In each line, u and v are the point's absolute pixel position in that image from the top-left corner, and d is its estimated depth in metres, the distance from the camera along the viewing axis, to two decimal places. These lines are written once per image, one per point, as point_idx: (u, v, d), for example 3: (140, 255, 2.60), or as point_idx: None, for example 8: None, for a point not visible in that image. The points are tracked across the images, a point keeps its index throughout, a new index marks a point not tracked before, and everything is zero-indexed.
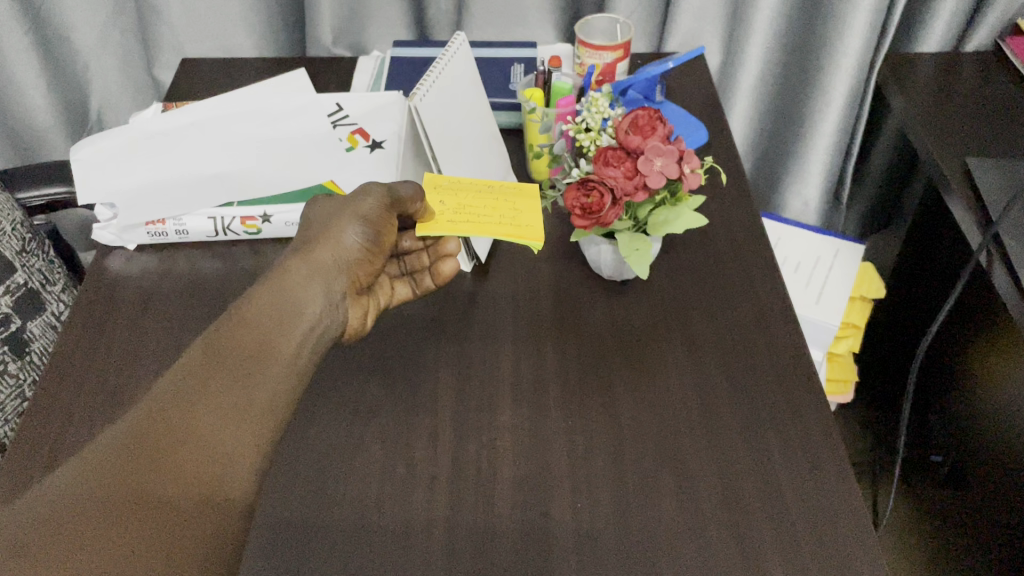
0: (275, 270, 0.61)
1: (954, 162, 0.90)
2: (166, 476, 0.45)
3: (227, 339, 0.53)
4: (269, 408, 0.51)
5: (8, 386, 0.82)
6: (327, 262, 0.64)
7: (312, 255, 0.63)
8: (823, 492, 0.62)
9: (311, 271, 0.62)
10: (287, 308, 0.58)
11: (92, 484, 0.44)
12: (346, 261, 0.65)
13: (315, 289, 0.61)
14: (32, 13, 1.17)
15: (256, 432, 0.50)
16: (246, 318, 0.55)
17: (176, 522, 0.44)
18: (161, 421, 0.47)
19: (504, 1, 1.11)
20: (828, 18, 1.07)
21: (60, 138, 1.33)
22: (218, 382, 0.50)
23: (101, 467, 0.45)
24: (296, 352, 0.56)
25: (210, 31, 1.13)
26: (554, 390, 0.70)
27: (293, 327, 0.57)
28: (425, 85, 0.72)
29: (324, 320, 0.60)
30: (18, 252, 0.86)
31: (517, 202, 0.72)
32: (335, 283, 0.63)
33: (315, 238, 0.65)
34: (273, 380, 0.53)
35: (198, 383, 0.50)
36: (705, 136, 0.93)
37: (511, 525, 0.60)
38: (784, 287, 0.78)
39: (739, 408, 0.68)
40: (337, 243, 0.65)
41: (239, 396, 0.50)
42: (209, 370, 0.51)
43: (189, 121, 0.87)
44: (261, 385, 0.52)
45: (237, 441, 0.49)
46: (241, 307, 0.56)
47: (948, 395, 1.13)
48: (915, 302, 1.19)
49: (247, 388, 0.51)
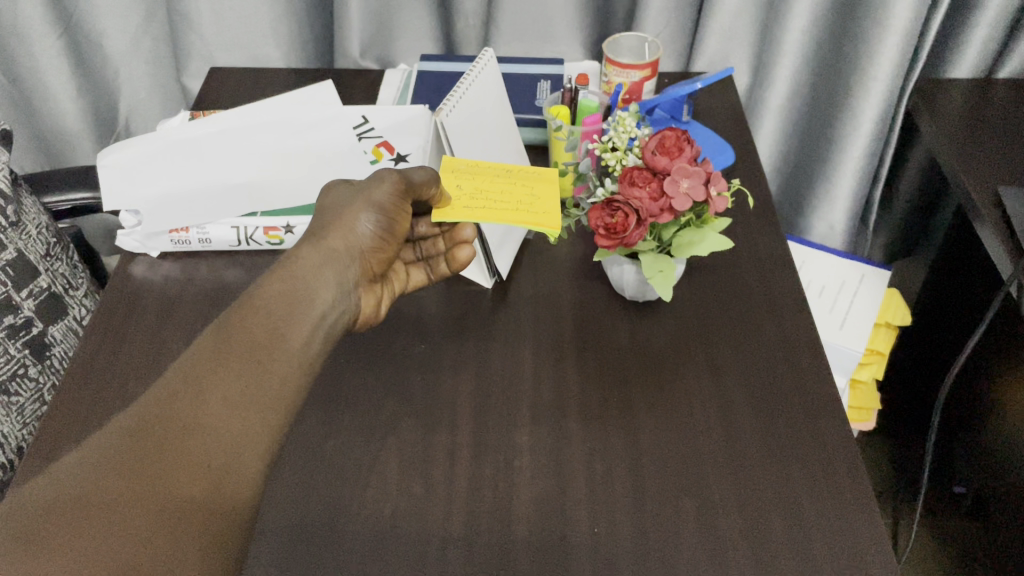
0: (287, 256, 0.61)
1: (985, 191, 0.88)
2: (171, 463, 0.45)
3: (236, 325, 0.53)
4: (277, 399, 0.51)
5: (28, 390, 0.83)
6: (338, 250, 0.64)
7: (324, 242, 0.63)
8: (847, 523, 0.61)
9: (322, 258, 0.62)
10: (299, 294, 0.57)
11: (96, 471, 0.44)
12: (357, 250, 0.65)
13: (328, 276, 0.61)
14: (65, 19, 1.19)
15: (264, 422, 0.49)
16: (255, 304, 0.55)
17: (181, 510, 0.43)
18: (168, 408, 0.47)
19: (532, 17, 1.11)
20: (859, 43, 1.06)
21: (88, 143, 1.34)
22: (227, 370, 0.50)
23: (107, 454, 0.44)
24: (305, 339, 0.55)
25: (240, 42, 1.14)
26: (574, 410, 0.69)
27: (304, 313, 0.56)
28: (450, 102, 0.72)
29: (336, 307, 0.60)
30: (43, 256, 0.86)
31: (535, 191, 0.70)
32: (347, 272, 0.63)
33: (328, 225, 0.65)
34: (281, 368, 0.52)
35: (207, 370, 0.50)
36: (732, 157, 0.92)
37: (528, 548, 0.60)
38: (809, 313, 0.77)
39: (763, 435, 0.67)
40: (349, 230, 0.65)
41: (247, 384, 0.50)
42: (218, 356, 0.50)
43: (214, 130, 0.85)
44: (270, 373, 0.51)
45: (244, 429, 0.48)
46: (251, 293, 0.56)
47: (972, 425, 1.11)
48: (940, 330, 1.18)
49: (255, 375, 0.51)
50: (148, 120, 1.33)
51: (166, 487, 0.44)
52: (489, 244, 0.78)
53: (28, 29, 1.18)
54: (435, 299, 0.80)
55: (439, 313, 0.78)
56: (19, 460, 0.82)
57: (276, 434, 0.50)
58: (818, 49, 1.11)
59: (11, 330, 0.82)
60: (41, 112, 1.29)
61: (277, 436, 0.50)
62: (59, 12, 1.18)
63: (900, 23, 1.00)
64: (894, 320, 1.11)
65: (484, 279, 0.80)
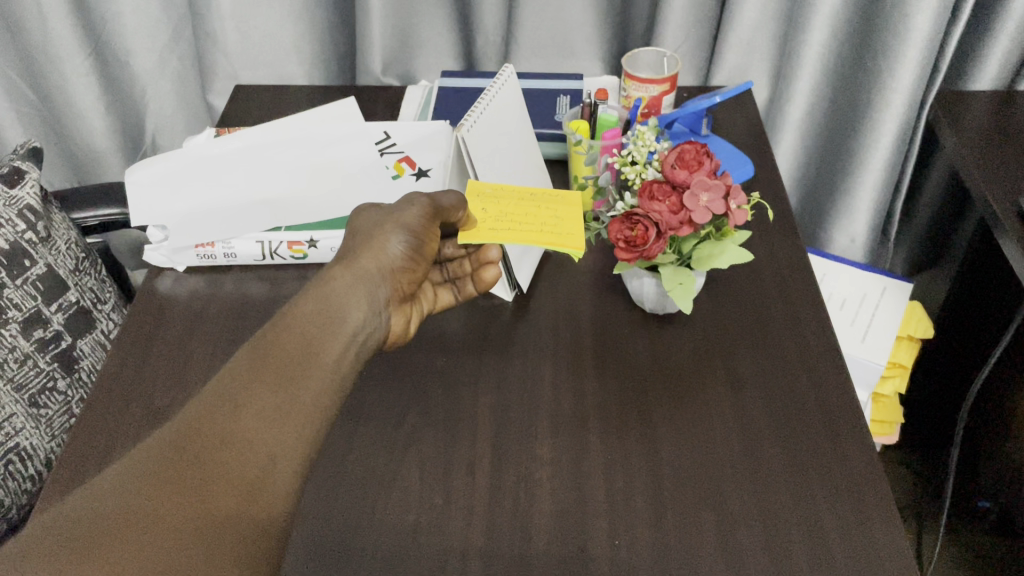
0: (320, 277, 0.62)
1: (1007, 202, 0.88)
2: (209, 478, 0.46)
3: (271, 344, 0.54)
4: (311, 413, 0.51)
5: (57, 402, 0.84)
6: (370, 271, 0.64)
7: (355, 264, 0.64)
8: (869, 536, 0.61)
9: (354, 278, 0.62)
10: (331, 314, 0.58)
11: (135, 484, 0.44)
12: (390, 270, 0.66)
13: (357, 297, 0.61)
14: (93, 39, 1.21)
15: (299, 435, 0.50)
16: (289, 325, 0.55)
17: (218, 522, 0.44)
18: (206, 425, 0.48)
19: (551, 33, 1.13)
20: (878, 55, 1.06)
21: (115, 160, 1.37)
22: (262, 387, 0.51)
23: (145, 470, 0.45)
24: (337, 357, 0.56)
25: (264, 60, 1.16)
26: (594, 422, 0.69)
27: (335, 332, 0.57)
28: (471, 117, 0.73)
29: (367, 326, 0.61)
30: (72, 271, 0.88)
31: (560, 213, 0.72)
32: (379, 291, 0.63)
33: (360, 247, 0.66)
34: (314, 385, 0.53)
35: (242, 388, 0.50)
36: (751, 171, 0.92)
37: (548, 559, 0.60)
38: (829, 325, 0.77)
39: (783, 446, 0.67)
40: (381, 252, 0.65)
41: (282, 399, 0.51)
42: (253, 374, 0.51)
43: (244, 149, 0.87)
44: (304, 389, 0.52)
45: (279, 443, 0.49)
46: (285, 314, 0.56)
47: (998, 439, 1.10)
48: (966, 342, 1.17)
49: (289, 391, 0.51)
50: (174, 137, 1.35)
51: (203, 501, 0.45)
52: (508, 257, 0.79)
53: (58, 49, 1.20)
54: (456, 312, 0.80)
55: (460, 326, 0.79)
56: (48, 472, 0.83)
57: (311, 447, 0.51)
58: (837, 63, 1.12)
59: (40, 343, 0.84)
60: (71, 129, 1.32)
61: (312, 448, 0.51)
62: (89, 31, 1.21)
63: (919, 35, 1.01)
64: (916, 332, 1.10)
65: (503, 293, 0.80)
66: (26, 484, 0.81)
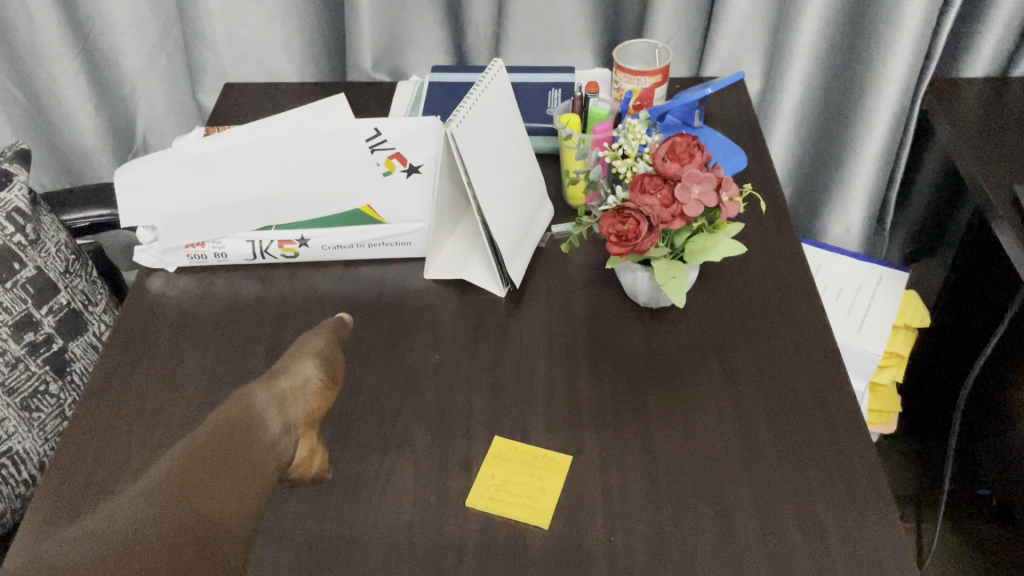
0: (237, 393, 0.59)
1: (1002, 190, 0.88)
2: (165, 549, 0.41)
3: (203, 441, 0.51)
4: (250, 504, 0.49)
5: (49, 405, 0.84)
6: (288, 392, 0.62)
7: (275, 383, 0.62)
8: (866, 528, 0.60)
9: (273, 399, 0.60)
10: (252, 420, 0.56)
11: (86, 553, 0.39)
12: (302, 393, 0.63)
13: (276, 409, 0.59)
14: (81, 39, 1.21)
15: (241, 522, 0.47)
16: (219, 437, 0.52)
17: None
18: (155, 502, 0.44)
19: (542, 26, 1.12)
20: (872, 44, 1.05)
21: (106, 160, 1.36)
22: (205, 474, 0.48)
23: (96, 542, 0.40)
24: (265, 459, 0.53)
25: (253, 57, 1.15)
26: (589, 417, 0.69)
27: (262, 443, 0.55)
28: (461, 112, 0.72)
29: (283, 442, 0.58)
30: (62, 273, 0.87)
31: None
32: (291, 409, 0.61)
33: (276, 372, 0.64)
34: (250, 479, 0.50)
35: (184, 472, 0.47)
36: (744, 162, 0.92)
37: (544, 556, 0.60)
38: (824, 316, 0.77)
39: (778, 438, 0.67)
40: (301, 372, 0.64)
41: (224, 485, 0.48)
42: (190, 463, 0.48)
43: (229, 145, 0.77)
44: (240, 480, 0.49)
45: (223, 524, 0.46)
46: (214, 423, 0.54)
47: (996, 427, 1.10)
48: (961, 332, 1.17)
49: (225, 479, 0.48)
50: (165, 136, 1.34)
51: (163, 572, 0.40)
52: (500, 253, 0.78)
53: (45, 49, 1.20)
54: (448, 309, 0.80)
55: (452, 323, 0.78)
56: (41, 476, 0.82)
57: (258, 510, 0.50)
58: (831, 52, 1.11)
59: (31, 346, 0.83)
60: (61, 131, 1.31)
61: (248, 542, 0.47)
62: (77, 32, 1.20)
63: (913, 23, 1.00)
64: (913, 321, 1.09)
65: (496, 289, 0.80)
66: (20, 489, 0.81)
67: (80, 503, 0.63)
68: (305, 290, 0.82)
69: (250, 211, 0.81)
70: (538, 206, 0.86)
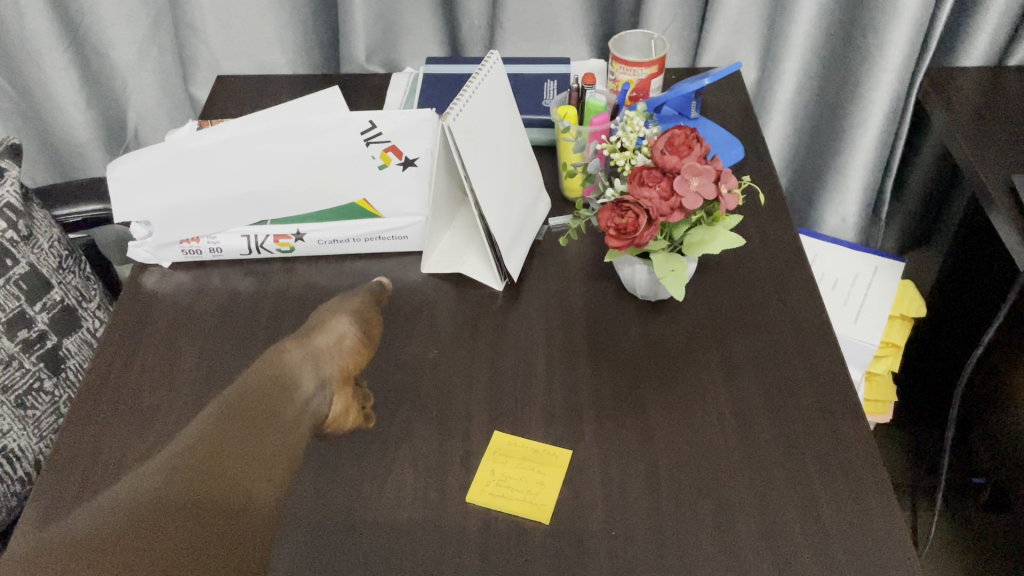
0: (272, 351, 0.63)
1: (999, 180, 0.88)
2: (202, 497, 0.47)
3: (234, 403, 0.56)
4: (278, 465, 0.53)
5: (43, 403, 0.83)
6: (323, 349, 0.64)
7: (310, 342, 0.65)
8: (866, 521, 0.60)
9: (309, 354, 0.63)
10: (283, 383, 0.60)
11: (131, 504, 0.46)
12: (336, 350, 0.65)
13: (311, 369, 0.62)
14: (71, 31, 1.19)
15: (273, 477, 0.52)
16: (245, 394, 0.57)
17: (205, 546, 0.45)
18: (186, 467, 0.49)
19: (537, 16, 1.11)
20: (867, 34, 1.05)
21: (97, 154, 1.35)
22: (236, 433, 0.53)
23: (121, 511, 0.45)
24: (295, 419, 0.58)
25: (246, 49, 1.14)
26: (588, 411, 0.69)
27: (289, 399, 0.59)
28: (458, 105, 0.71)
29: (315, 400, 0.61)
30: (55, 269, 0.87)
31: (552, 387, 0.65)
32: (326, 366, 0.63)
33: (312, 328, 0.67)
34: (280, 436, 0.55)
35: (219, 432, 0.53)
36: (741, 153, 0.92)
37: (544, 551, 0.59)
38: (823, 308, 0.77)
39: (778, 430, 0.67)
40: (337, 330, 0.66)
41: (254, 443, 0.53)
42: (214, 432, 0.52)
43: (224, 138, 0.76)
44: (271, 439, 0.54)
45: (257, 482, 0.51)
46: (239, 388, 0.58)
47: (993, 416, 1.10)
48: (957, 321, 1.17)
49: (256, 438, 0.54)
50: (157, 129, 1.33)
51: (197, 522, 0.46)
52: (498, 246, 0.78)
53: (34, 42, 1.18)
54: (446, 303, 0.79)
55: (450, 317, 0.78)
56: (36, 474, 0.82)
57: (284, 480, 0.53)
58: (826, 43, 1.11)
59: (26, 344, 0.82)
60: (51, 124, 1.30)
61: (282, 489, 0.53)
62: (67, 24, 1.19)
63: (909, 13, 1.00)
64: (909, 311, 1.10)
65: (494, 282, 0.80)
66: (15, 486, 0.80)
67: (79, 501, 0.62)
68: (301, 285, 0.81)
69: (246, 206, 0.80)
70: (535, 199, 0.86)
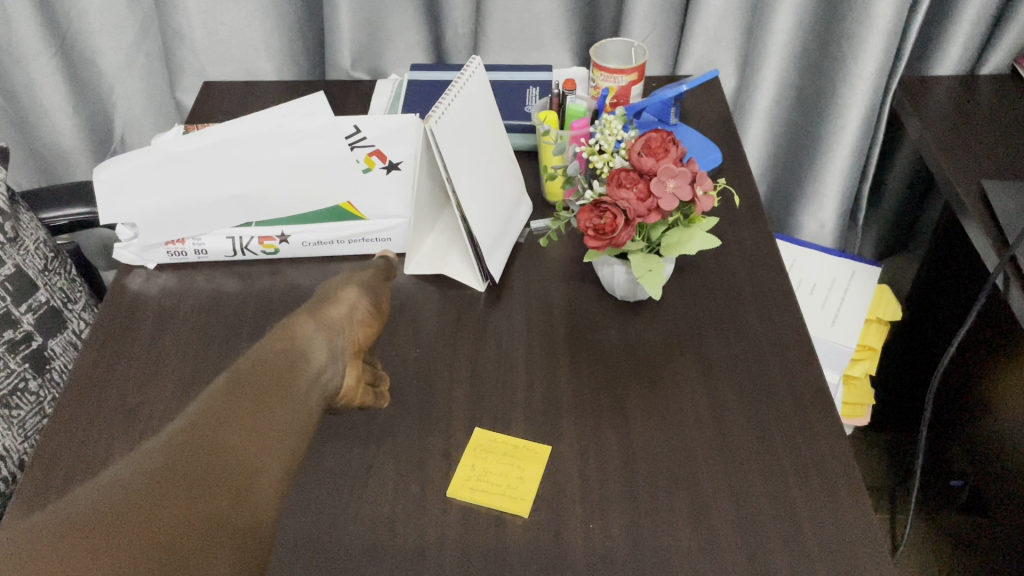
0: (287, 322, 0.65)
1: (970, 185, 0.90)
2: (202, 486, 0.48)
3: (244, 378, 0.57)
4: (281, 450, 0.54)
5: (29, 403, 0.84)
6: (336, 321, 0.66)
7: (324, 314, 0.66)
8: (836, 513, 0.62)
9: (320, 326, 0.65)
10: (295, 354, 0.61)
11: (129, 485, 0.46)
12: (344, 323, 0.67)
13: (323, 340, 0.64)
14: (57, 37, 1.20)
15: (275, 468, 0.53)
16: (257, 366, 0.59)
17: (195, 536, 0.46)
18: (184, 448, 0.50)
19: (520, 25, 1.13)
20: (843, 43, 1.08)
21: (83, 159, 1.35)
22: (240, 412, 0.54)
23: (115, 492, 0.46)
24: (306, 393, 0.59)
25: (232, 55, 1.15)
26: (567, 409, 0.70)
27: (301, 372, 0.60)
28: (440, 107, 0.73)
29: (326, 373, 0.62)
30: (41, 271, 0.87)
31: (528, 453, 0.66)
32: (338, 340, 0.65)
33: (323, 301, 0.69)
34: (292, 409, 0.57)
35: (227, 407, 0.54)
36: (719, 158, 0.93)
37: (523, 545, 0.61)
38: (796, 308, 0.79)
39: (753, 426, 0.68)
40: (348, 301, 0.69)
41: (259, 422, 0.54)
42: (217, 412, 0.53)
43: (209, 143, 0.77)
44: (278, 420, 0.55)
45: (262, 473, 0.52)
46: (253, 357, 0.60)
47: (967, 420, 1.12)
48: (930, 326, 1.20)
49: (265, 412, 0.55)
50: (143, 135, 1.34)
51: (195, 509, 0.47)
52: (479, 247, 0.79)
53: (21, 46, 1.19)
54: (428, 303, 0.81)
55: (433, 317, 0.79)
56: (21, 475, 0.83)
57: (287, 470, 0.54)
58: (803, 51, 1.13)
59: (10, 344, 0.83)
60: (38, 130, 1.30)
61: (286, 484, 0.53)
62: (54, 31, 1.20)
63: (882, 23, 1.03)
64: (885, 315, 1.11)
65: (475, 283, 0.81)
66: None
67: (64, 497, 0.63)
68: (285, 286, 0.83)
69: (231, 207, 0.81)
70: (517, 200, 0.87)
